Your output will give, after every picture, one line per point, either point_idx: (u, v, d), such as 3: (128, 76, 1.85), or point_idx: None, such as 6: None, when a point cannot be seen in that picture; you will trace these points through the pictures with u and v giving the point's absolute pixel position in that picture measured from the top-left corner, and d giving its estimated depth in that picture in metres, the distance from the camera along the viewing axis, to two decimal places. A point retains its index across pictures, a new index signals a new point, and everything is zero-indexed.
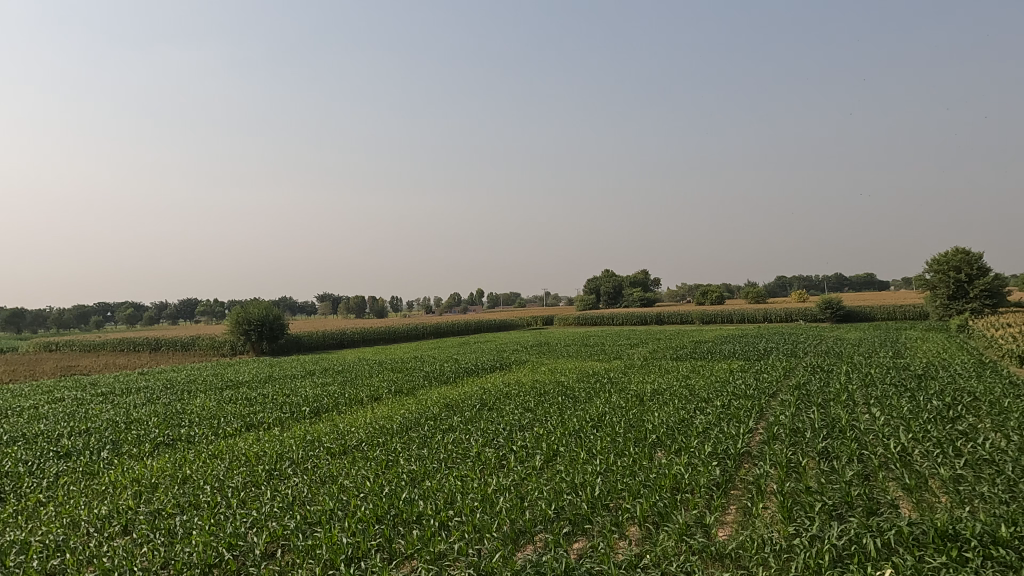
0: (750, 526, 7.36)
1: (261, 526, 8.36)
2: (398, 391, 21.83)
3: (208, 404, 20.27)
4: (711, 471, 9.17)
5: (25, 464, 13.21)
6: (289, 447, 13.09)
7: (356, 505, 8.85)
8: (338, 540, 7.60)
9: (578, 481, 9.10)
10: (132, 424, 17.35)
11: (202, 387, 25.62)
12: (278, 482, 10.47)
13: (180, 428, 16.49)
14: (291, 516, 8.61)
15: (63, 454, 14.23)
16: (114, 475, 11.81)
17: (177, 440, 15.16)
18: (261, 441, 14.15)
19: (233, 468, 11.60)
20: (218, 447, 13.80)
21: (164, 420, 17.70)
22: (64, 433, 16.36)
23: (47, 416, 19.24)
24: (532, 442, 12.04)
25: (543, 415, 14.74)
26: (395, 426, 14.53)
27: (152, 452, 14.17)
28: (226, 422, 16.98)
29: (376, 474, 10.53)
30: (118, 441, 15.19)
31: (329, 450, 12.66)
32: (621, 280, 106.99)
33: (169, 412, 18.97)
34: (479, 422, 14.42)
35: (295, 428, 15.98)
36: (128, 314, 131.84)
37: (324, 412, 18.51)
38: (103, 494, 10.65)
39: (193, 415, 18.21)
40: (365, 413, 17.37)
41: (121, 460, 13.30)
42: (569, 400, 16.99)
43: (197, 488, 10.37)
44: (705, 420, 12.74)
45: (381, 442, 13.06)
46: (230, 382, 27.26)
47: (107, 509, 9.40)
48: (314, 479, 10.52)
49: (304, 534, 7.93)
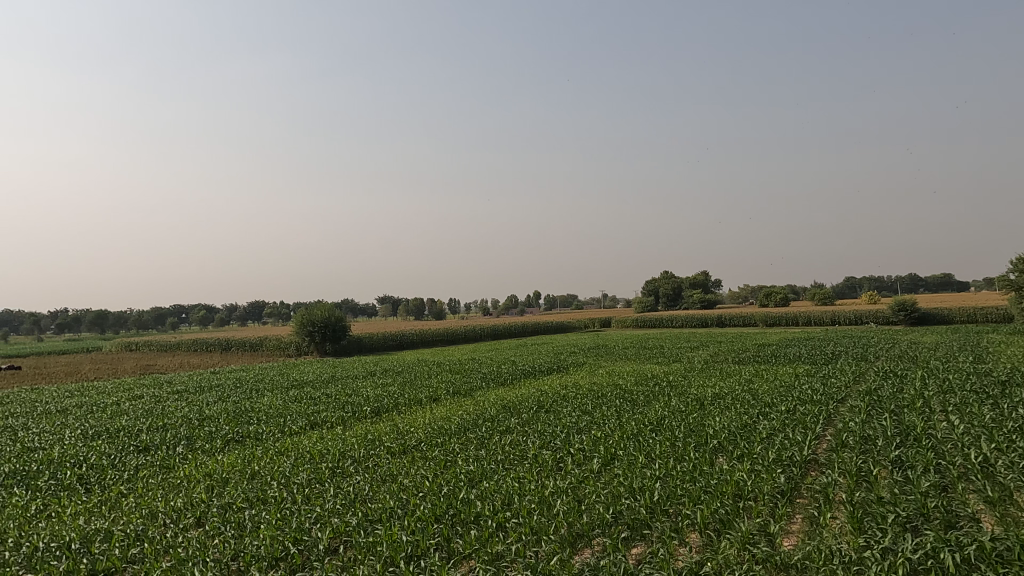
0: (817, 537, 7.08)
1: (324, 522, 8.59)
2: (456, 392, 22.10)
3: (274, 403, 21.03)
4: (775, 479, 8.88)
5: (108, 457, 14.03)
6: (350, 445, 13.42)
7: (415, 504, 8.99)
8: (397, 538, 7.75)
9: (636, 486, 8.97)
10: (205, 421, 18.19)
11: (269, 387, 26.61)
12: (341, 480, 10.76)
13: (248, 425, 17.15)
14: (353, 513, 8.83)
15: (142, 448, 15.04)
16: (188, 469, 12.40)
17: (246, 437, 15.80)
18: (324, 440, 14.55)
19: (298, 465, 11.98)
20: (284, 445, 14.27)
21: (234, 418, 18.45)
22: (142, 428, 17.28)
23: (127, 413, 20.43)
24: (590, 445, 11.97)
25: (601, 418, 14.61)
26: (453, 426, 14.70)
27: (223, 448, 14.80)
28: (292, 420, 17.56)
29: (434, 474, 10.68)
30: (192, 437, 15.93)
31: (389, 450, 12.91)
32: (681, 281, 105.13)
33: (238, 410, 19.77)
34: (536, 424, 14.42)
35: (357, 427, 16.36)
36: (202, 316, 137.06)
37: (384, 412, 18.88)
38: (178, 487, 11.17)
39: (260, 413, 18.93)
40: (424, 414, 17.66)
41: (194, 455, 13.95)
42: (626, 403, 16.77)
43: (265, 484, 10.77)
44: (768, 426, 12.33)
45: (439, 442, 13.24)
46: (295, 381, 28.22)
47: (182, 502, 9.87)
48: (374, 478, 10.75)
49: (365, 532, 8.13)
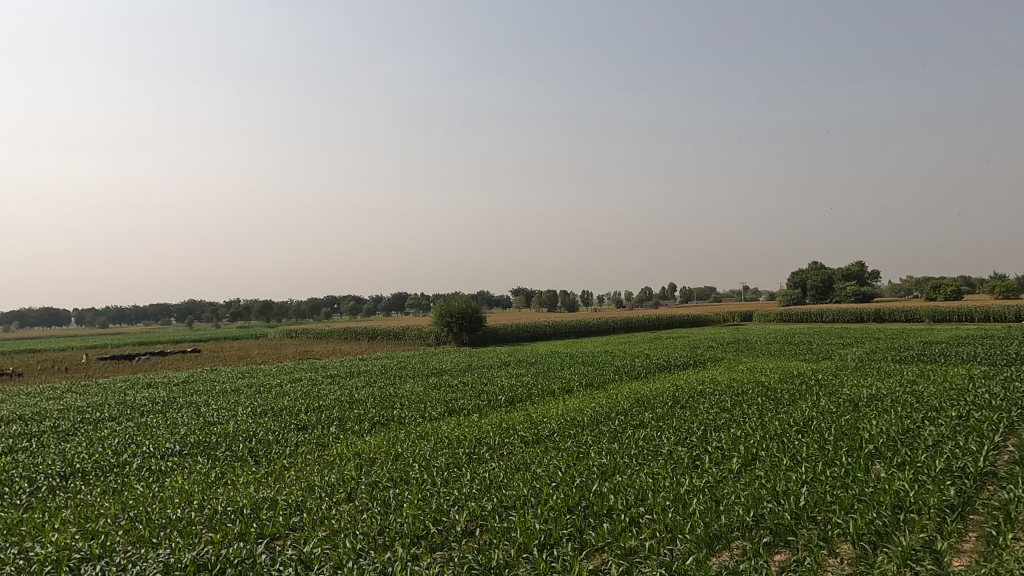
0: (994, 559, 6.31)
1: (461, 505, 8.94)
2: (589, 385, 22.09)
3: (416, 389, 22.20)
4: (944, 492, 8.01)
5: (273, 433, 15.54)
6: (485, 433, 13.84)
7: (548, 494, 9.11)
8: (531, 525, 7.90)
9: (779, 490, 8.49)
10: (354, 404, 19.59)
11: (411, 374, 28.16)
12: (477, 465, 11.14)
13: (393, 410, 18.24)
14: (488, 498, 9.11)
15: (301, 427, 16.48)
16: (341, 448, 13.42)
17: (391, 421, 16.82)
18: (461, 426, 15.14)
19: (438, 449, 12.56)
20: (425, 429, 15.04)
21: (380, 402, 19.71)
22: (301, 409, 18.95)
23: (289, 394, 22.49)
24: (729, 444, 11.47)
25: (741, 416, 13.95)
26: (585, 419, 14.71)
27: (370, 430, 15.86)
28: (432, 406, 18.45)
29: (567, 465, 10.75)
30: (343, 418, 17.23)
31: (523, 439, 13.17)
32: (832, 273, 97.60)
33: (383, 395, 21.09)
34: (671, 420, 14.05)
35: (492, 415, 16.85)
36: (352, 307, 147.25)
37: (518, 402, 19.29)
38: (331, 464, 12.13)
39: (403, 399, 20.07)
40: (556, 405, 17.83)
41: (345, 436, 15.08)
42: (769, 401, 15.88)
43: (407, 465, 11.40)
44: (935, 433, 11.14)
45: (571, 434, 13.30)
46: (435, 370, 29.60)
47: (335, 477, 10.70)
48: (509, 465, 11.03)
49: (500, 517, 8.36)
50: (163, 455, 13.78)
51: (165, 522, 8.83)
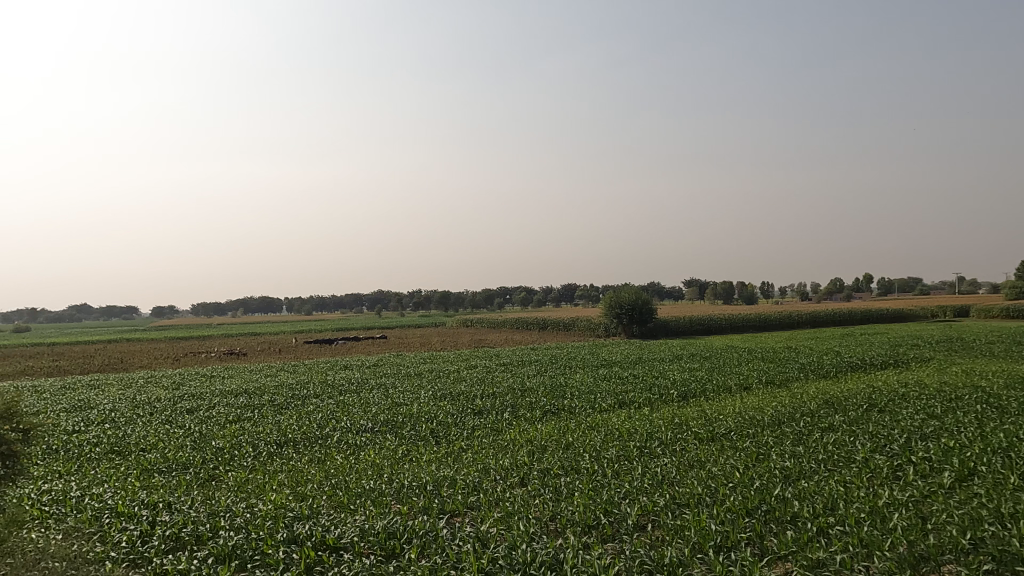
0: None
1: (632, 499, 8.84)
2: (769, 382, 20.75)
3: (586, 380, 22.33)
4: None
5: (452, 416, 16.50)
6: (657, 427, 13.56)
7: (724, 495, 8.70)
8: (706, 526, 7.61)
9: (1006, 511, 7.35)
10: (527, 392, 20.18)
11: (581, 364, 28.37)
12: (648, 460, 10.94)
13: (563, 399, 18.52)
14: (661, 494, 8.91)
15: (477, 411, 17.32)
16: (514, 434, 13.90)
17: (561, 410, 17.09)
18: (632, 419, 14.96)
19: (608, 441, 12.53)
20: (595, 420, 15.07)
21: (551, 391, 20.11)
22: (478, 394, 19.91)
23: (466, 380, 23.75)
24: (939, 455, 10.14)
25: (955, 425, 12.26)
26: (766, 418, 13.83)
27: (541, 418, 16.25)
28: (602, 398, 18.44)
29: (745, 465, 10.19)
30: (516, 405, 17.81)
31: (696, 435, 12.70)
32: None
33: (554, 385, 21.48)
34: (867, 424, 12.73)
35: (663, 410, 16.45)
36: (524, 298, 151.53)
37: (691, 397, 18.64)
38: (505, 448, 12.61)
39: (574, 389, 20.29)
40: (733, 402, 16.96)
41: (518, 422, 15.59)
42: (991, 410, 13.78)
43: (578, 455, 11.51)
44: None
45: (750, 434, 12.57)
46: (605, 361, 29.55)
47: (509, 462, 11.11)
48: (682, 462, 10.70)
49: (673, 514, 8.15)
50: (358, 430, 15.23)
51: (360, 491, 9.74)
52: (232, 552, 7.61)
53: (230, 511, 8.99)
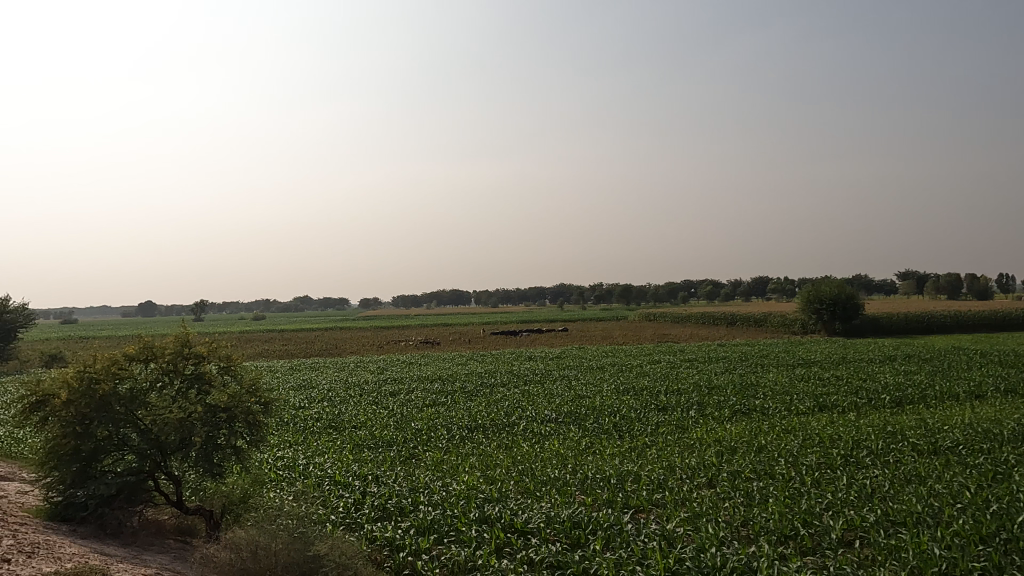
0: None
1: (836, 511, 8.08)
2: (1010, 391, 17.80)
3: (781, 380, 20.84)
4: None
5: (635, 411, 16.30)
6: (866, 435, 12.24)
7: (951, 517, 7.63)
8: (928, 549, 6.73)
9: None
10: (714, 390, 19.32)
11: (775, 363, 26.51)
12: (855, 470, 9.93)
13: (754, 399, 17.44)
14: (870, 509, 8.04)
15: (661, 407, 16.93)
16: (701, 433, 13.38)
17: (752, 410, 16.12)
18: (835, 425, 13.67)
19: (807, 447, 11.58)
20: (791, 423, 14.00)
21: (740, 390, 19.05)
22: (661, 390, 19.46)
23: (649, 375, 23.33)
24: None
25: None
26: (1007, 432, 11.86)
27: (730, 417, 15.46)
28: (799, 400, 17.08)
29: (979, 486, 8.84)
30: (702, 404, 17.13)
31: (914, 447, 11.28)
32: None
33: (744, 383, 20.32)
34: None
35: (873, 416, 14.83)
36: (709, 291, 145.13)
37: (908, 403, 16.58)
38: (691, 447, 12.19)
39: (766, 389, 19.03)
40: (962, 412, 14.80)
41: (705, 421, 14.98)
42: None
43: (772, 459, 10.77)
44: None
45: (985, 450, 10.87)
46: (802, 360, 27.33)
47: (696, 461, 10.72)
48: (897, 475, 9.56)
49: (886, 532, 7.33)
50: (542, 420, 15.65)
51: (545, 479, 10.01)
52: (430, 526, 8.22)
53: (428, 488, 9.71)
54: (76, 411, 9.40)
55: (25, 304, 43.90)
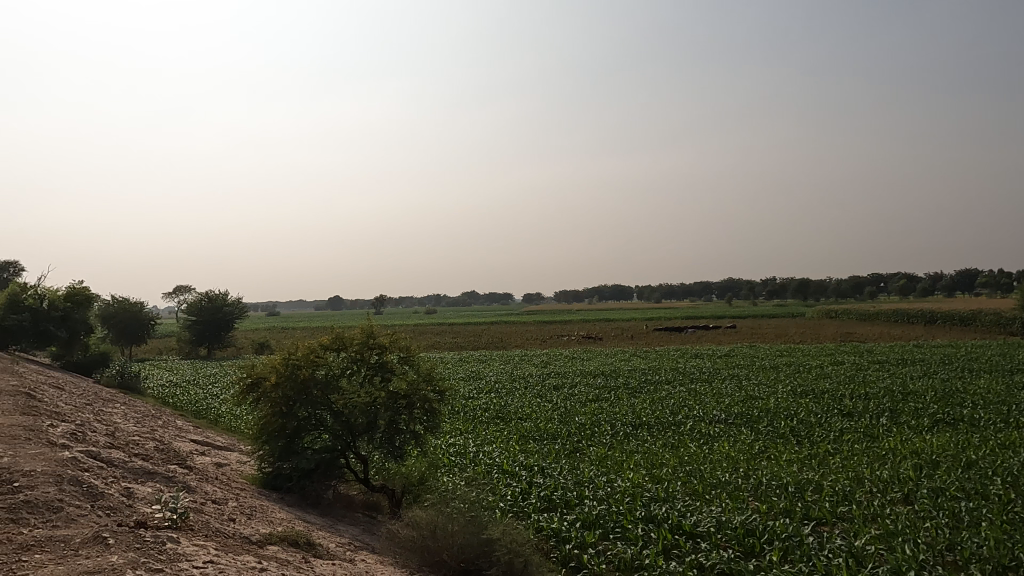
0: None
1: None
2: None
3: (995, 387, 18.16)
4: None
5: (815, 415, 15.08)
6: None
7: None
8: None
9: None
10: (909, 396, 17.31)
11: (987, 368, 23.14)
12: None
13: (961, 408, 15.37)
14: None
15: (845, 413, 15.51)
16: (895, 443, 12.05)
17: (958, 421, 14.21)
18: None
19: None
20: (1010, 438, 12.14)
21: (943, 397, 16.88)
22: (845, 394, 17.82)
23: (831, 377, 21.46)
24: None
25: None
26: None
27: (930, 427, 13.76)
28: (1019, 411, 14.77)
29: None
30: (895, 411, 15.43)
31: None
32: None
33: (948, 390, 17.97)
34: None
35: None
36: (901, 286, 130.30)
37: None
38: (883, 458, 11.03)
39: (976, 397, 16.68)
40: None
41: (899, 430, 13.46)
42: None
43: (985, 477, 9.42)
44: None
45: None
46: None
47: (889, 474, 9.68)
48: None
49: None
50: (710, 421, 15.01)
51: (715, 482, 9.60)
52: (595, 521, 8.23)
53: (593, 483, 9.74)
54: (283, 393, 10.67)
55: (241, 298, 50.59)
